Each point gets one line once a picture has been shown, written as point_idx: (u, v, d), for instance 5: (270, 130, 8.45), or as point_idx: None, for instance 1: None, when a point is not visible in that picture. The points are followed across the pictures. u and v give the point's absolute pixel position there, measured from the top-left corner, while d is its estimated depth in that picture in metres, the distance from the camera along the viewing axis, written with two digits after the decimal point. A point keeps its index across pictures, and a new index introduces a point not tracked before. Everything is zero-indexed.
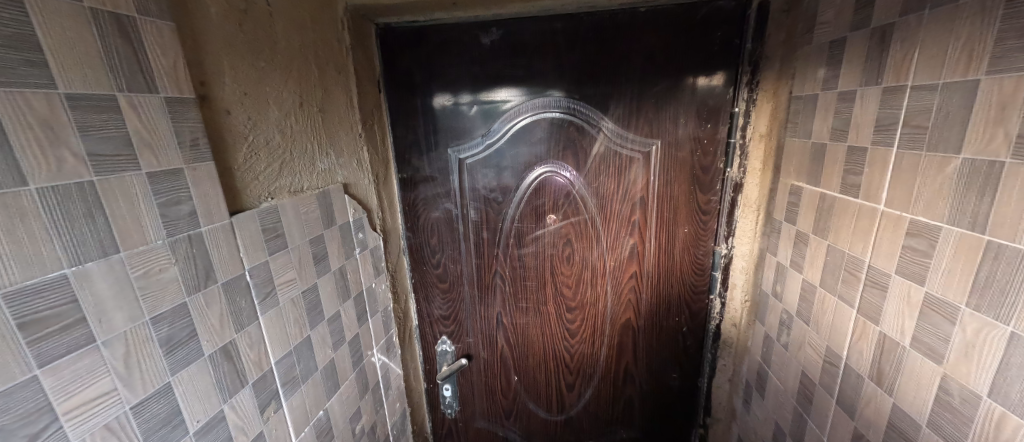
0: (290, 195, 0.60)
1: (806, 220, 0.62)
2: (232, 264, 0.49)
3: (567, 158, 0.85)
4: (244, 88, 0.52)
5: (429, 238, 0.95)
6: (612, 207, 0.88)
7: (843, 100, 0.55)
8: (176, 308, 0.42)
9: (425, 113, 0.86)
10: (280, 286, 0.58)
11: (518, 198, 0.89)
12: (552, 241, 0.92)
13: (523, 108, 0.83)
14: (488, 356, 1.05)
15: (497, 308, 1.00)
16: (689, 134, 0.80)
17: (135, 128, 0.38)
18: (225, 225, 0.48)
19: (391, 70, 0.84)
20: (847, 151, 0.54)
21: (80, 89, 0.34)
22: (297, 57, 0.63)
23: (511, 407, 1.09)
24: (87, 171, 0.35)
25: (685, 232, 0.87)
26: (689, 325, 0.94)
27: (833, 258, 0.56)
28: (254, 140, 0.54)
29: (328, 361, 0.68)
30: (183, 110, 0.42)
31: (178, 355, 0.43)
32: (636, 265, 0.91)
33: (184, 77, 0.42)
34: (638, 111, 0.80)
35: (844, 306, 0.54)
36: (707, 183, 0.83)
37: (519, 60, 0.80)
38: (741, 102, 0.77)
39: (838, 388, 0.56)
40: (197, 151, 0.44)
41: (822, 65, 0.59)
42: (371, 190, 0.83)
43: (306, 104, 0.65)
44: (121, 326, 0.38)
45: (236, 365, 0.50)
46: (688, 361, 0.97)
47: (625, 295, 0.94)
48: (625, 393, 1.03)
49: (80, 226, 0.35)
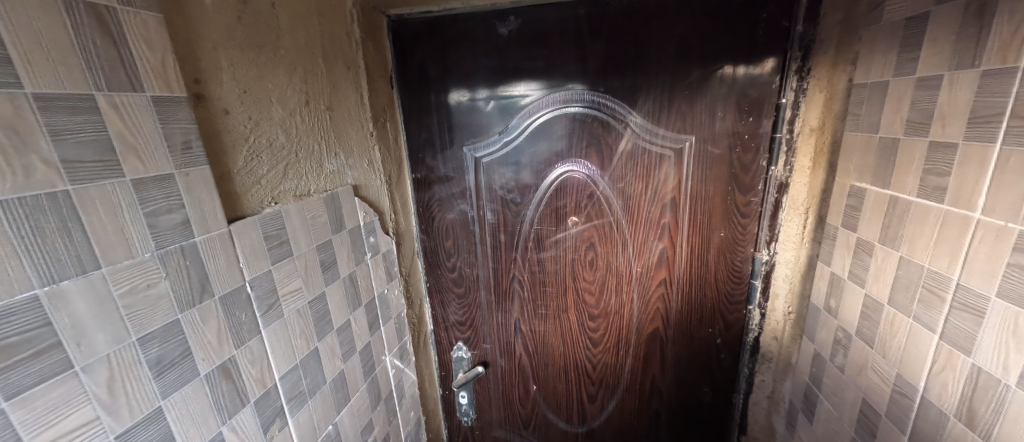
0: (295, 199, 0.57)
1: (870, 226, 0.54)
2: (230, 274, 0.46)
3: (590, 156, 0.79)
4: (244, 85, 0.49)
5: (444, 240, 0.91)
6: (640, 208, 0.81)
7: (922, 87, 0.47)
8: (168, 326, 0.39)
9: (439, 113, 0.82)
10: (285, 297, 0.54)
11: (538, 199, 0.84)
12: (574, 245, 0.86)
13: (542, 105, 0.77)
14: (506, 364, 1.00)
15: (516, 315, 0.95)
16: (727, 128, 0.73)
17: (117, 131, 0.35)
18: (223, 234, 0.45)
19: (404, 66, 0.80)
20: (926, 148, 0.46)
21: (51, 88, 0.31)
22: (303, 51, 0.59)
23: (529, 417, 1.04)
24: (61, 180, 0.32)
25: (722, 236, 0.79)
26: (724, 337, 0.86)
27: (905, 273, 0.49)
28: (255, 141, 0.50)
29: (338, 372, 0.65)
30: (174, 110, 0.39)
31: (169, 377, 0.39)
32: (665, 271, 0.84)
33: (174, 75, 0.39)
34: (670, 105, 0.73)
35: (921, 330, 0.47)
36: (748, 183, 0.75)
37: (540, 50, 0.75)
38: (788, 92, 0.69)
39: (912, 423, 0.49)
40: (189, 155, 0.40)
41: (894, 48, 0.51)
42: (384, 191, 0.79)
43: (314, 102, 0.61)
44: (104, 348, 0.35)
45: (236, 383, 0.47)
46: (722, 375, 0.89)
47: (652, 304, 0.88)
48: (651, 407, 0.96)
49: (53, 242, 0.31)
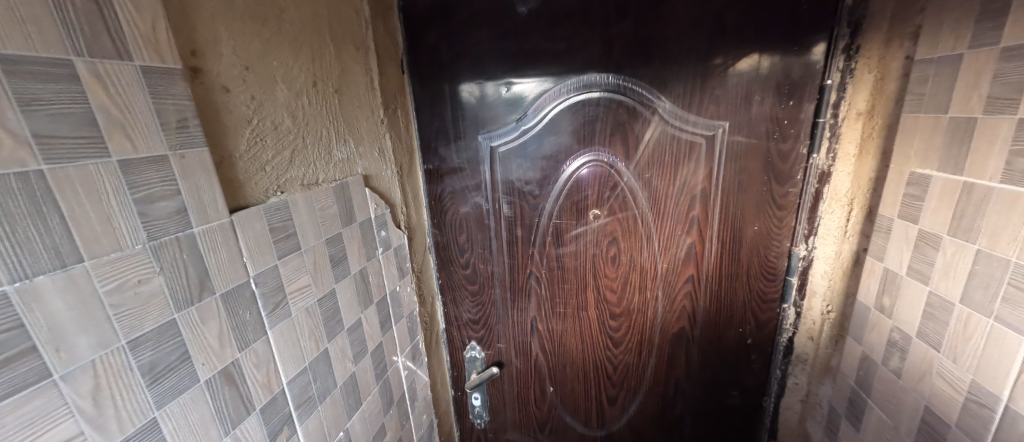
0: (302, 188, 0.52)
1: (937, 217, 0.49)
2: (233, 270, 0.41)
3: (614, 144, 0.74)
4: (246, 62, 0.44)
5: (458, 235, 0.87)
6: (667, 200, 0.76)
7: (1007, 59, 0.41)
8: (163, 327, 0.35)
9: (453, 99, 0.77)
10: (292, 295, 0.49)
11: (557, 190, 0.79)
12: (595, 239, 0.81)
13: (563, 90, 0.72)
14: (521, 365, 0.96)
15: (533, 313, 0.90)
16: (765, 113, 0.67)
17: (102, 104, 0.31)
18: (224, 224, 0.40)
19: (416, 49, 0.75)
20: (1014, 127, 0.40)
21: (19, 49, 0.26)
22: (309, 28, 0.54)
23: (545, 420, 1.00)
24: (34, 159, 0.27)
25: (755, 230, 0.74)
26: (755, 337, 0.81)
27: (984, 269, 0.44)
28: (259, 123, 0.46)
29: (349, 375, 0.60)
30: (166, 84, 0.35)
31: (165, 384, 0.35)
32: (693, 267, 0.79)
33: (167, 45, 0.34)
34: (702, 88, 0.68)
35: (1006, 332, 0.42)
36: (786, 172, 0.69)
37: (562, 30, 0.69)
38: (834, 72, 0.63)
39: (993, 436, 0.44)
40: (185, 135, 0.36)
41: (969, 17, 0.46)
42: (395, 182, 0.75)
43: (321, 84, 0.57)
44: (88, 353, 0.30)
45: (241, 389, 0.42)
46: (752, 378, 0.84)
47: (678, 302, 0.83)
48: (674, 410, 0.91)
49: (25, 231, 0.27)
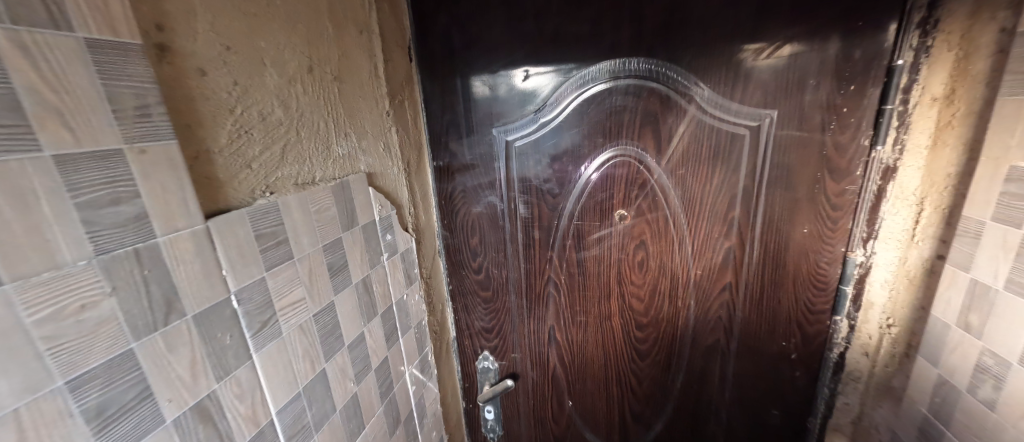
0: (296, 188, 0.46)
1: None
2: (210, 286, 0.35)
3: (644, 137, 0.66)
4: (227, 40, 0.38)
5: (469, 238, 0.80)
6: (703, 200, 0.68)
7: None
8: (114, 361, 0.29)
9: (466, 89, 0.70)
10: (283, 311, 0.43)
11: (579, 189, 0.71)
12: (620, 243, 0.74)
13: (588, 76, 0.65)
14: (537, 377, 0.89)
15: (551, 322, 0.83)
16: (821, 100, 0.59)
17: (30, 84, 0.24)
18: (200, 232, 0.34)
19: (426, 34, 0.69)
20: None
21: None
22: (304, 5, 0.48)
23: (563, 435, 0.93)
24: None
25: (805, 234, 0.65)
26: (801, 352, 0.72)
27: None
28: (243, 112, 0.39)
29: (350, 396, 0.54)
30: (121, 62, 0.28)
31: (117, 432, 0.29)
32: (731, 274, 0.71)
33: (120, 13, 0.28)
34: (747, 73, 0.60)
35: None
36: (844, 168, 0.61)
37: (587, 10, 0.62)
38: (908, 50, 0.54)
39: None
40: (145, 125, 0.30)
41: None
42: (401, 181, 0.68)
43: (318, 69, 0.50)
44: (11, 401, 0.24)
45: (220, 426, 0.36)
46: (795, 396, 0.76)
47: (713, 312, 0.75)
48: (706, 429, 0.84)
49: None
